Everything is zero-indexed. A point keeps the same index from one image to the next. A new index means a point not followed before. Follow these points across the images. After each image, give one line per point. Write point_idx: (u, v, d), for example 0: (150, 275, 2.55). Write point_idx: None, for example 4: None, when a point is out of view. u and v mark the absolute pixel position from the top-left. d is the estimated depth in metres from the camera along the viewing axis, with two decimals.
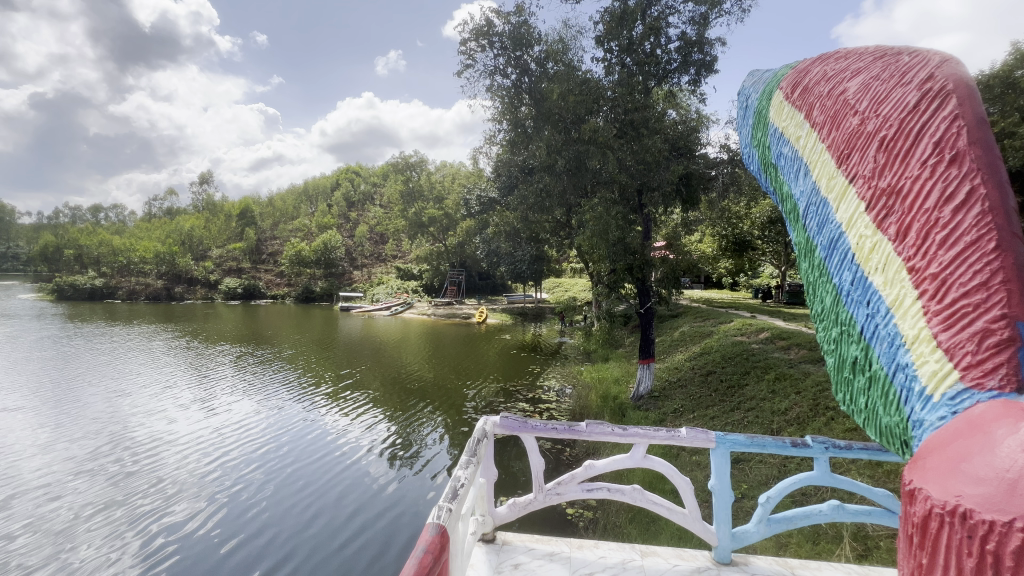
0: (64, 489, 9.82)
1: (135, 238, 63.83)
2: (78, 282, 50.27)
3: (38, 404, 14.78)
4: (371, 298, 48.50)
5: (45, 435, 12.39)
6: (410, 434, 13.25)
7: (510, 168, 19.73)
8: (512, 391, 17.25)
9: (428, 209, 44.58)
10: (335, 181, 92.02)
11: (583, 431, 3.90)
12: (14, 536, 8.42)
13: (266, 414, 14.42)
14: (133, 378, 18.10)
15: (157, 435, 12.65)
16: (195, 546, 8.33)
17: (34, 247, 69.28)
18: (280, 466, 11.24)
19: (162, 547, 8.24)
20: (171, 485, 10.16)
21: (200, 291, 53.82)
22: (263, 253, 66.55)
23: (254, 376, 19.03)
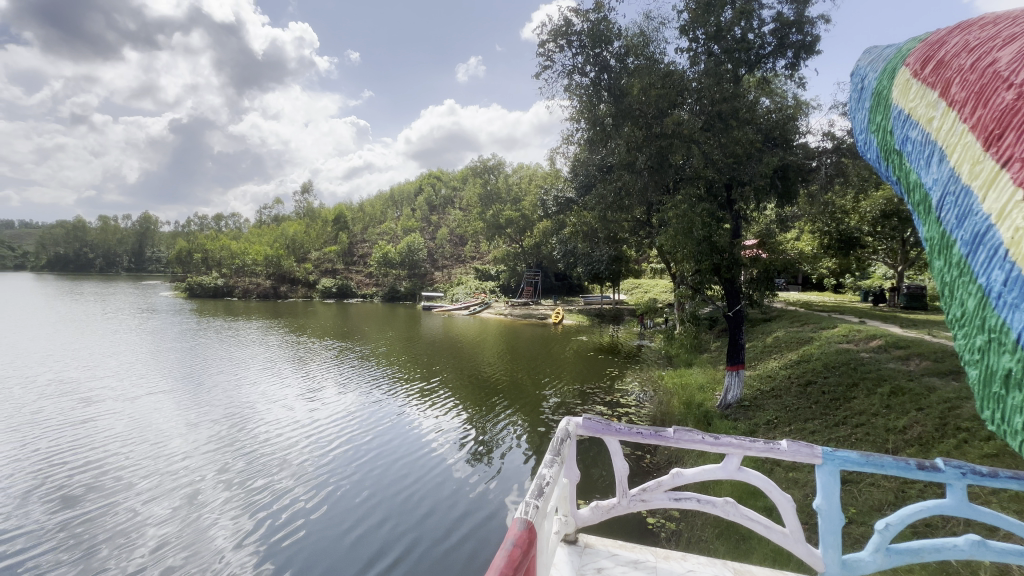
0: (197, 463, 11.34)
1: (249, 242, 71.91)
2: (204, 281, 57.64)
3: (179, 388, 17.23)
4: (451, 298, 50.46)
5: (184, 415, 14.43)
6: (489, 432, 13.65)
7: (587, 168, 19.50)
8: (589, 394, 16.96)
9: (505, 211, 45.41)
10: (418, 186, 96.85)
11: (671, 436, 3.72)
12: (158, 500, 9.84)
13: (359, 407, 15.60)
14: (249, 368, 20.40)
15: (270, 421, 14.14)
16: (298, 523, 9.19)
17: (172, 252, 80.68)
18: (373, 457, 12.03)
19: (280, 522, 9.16)
20: (284, 467, 11.30)
21: (301, 291, 59.29)
22: (355, 255, 71.83)
23: (348, 370, 20.57)
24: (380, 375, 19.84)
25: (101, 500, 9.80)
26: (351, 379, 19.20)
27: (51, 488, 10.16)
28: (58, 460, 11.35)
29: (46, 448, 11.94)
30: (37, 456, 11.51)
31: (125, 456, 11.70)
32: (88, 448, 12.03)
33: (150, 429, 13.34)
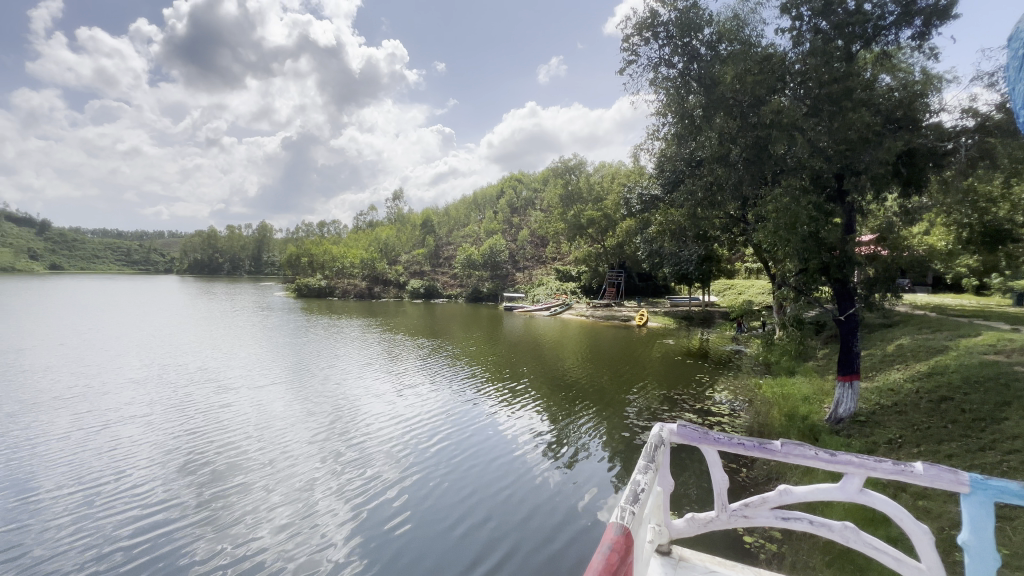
0: (303, 449, 12.48)
1: (348, 247, 78.32)
2: (310, 283, 63.77)
3: (290, 380, 19.16)
4: (532, 299, 50.92)
5: (293, 405, 16.01)
6: (570, 435, 13.52)
7: (675, 164, 18.68)
8: (677, 400, 16.19)
9: (587, 211, 44.82)
10: (500, 189, 98.88)
11: (778, 450, 3.47)
12: (271, 477, 10.98)
13: (444, 406, 16.21)
14: (347, 364, 22.11)
15: (368, 414, 15.26)
16: (389, 509, 9.76)
17: (284, 256, 90.18)
18: (461, 454, 12.44)
19: (378, 509, 9.75)
20: (381, 458, 12.06)
21: (393, 291, 63.27)
22: (441, 257, 75.21)
23: (436, 369, 21.60)
24: (464, 375, 20.52)
25: (230, 474, 11.10)
26: (439, 377, 20.13)
27: (193, 461, 11.74)
28: (197, 438, 13.09)
29: (187, 427, 13.87)
30: (179, 433, 13.41)
31: (247, 438, 13.24)
32: (221, 429, 13.77)
33: (269, 416, 14.97)
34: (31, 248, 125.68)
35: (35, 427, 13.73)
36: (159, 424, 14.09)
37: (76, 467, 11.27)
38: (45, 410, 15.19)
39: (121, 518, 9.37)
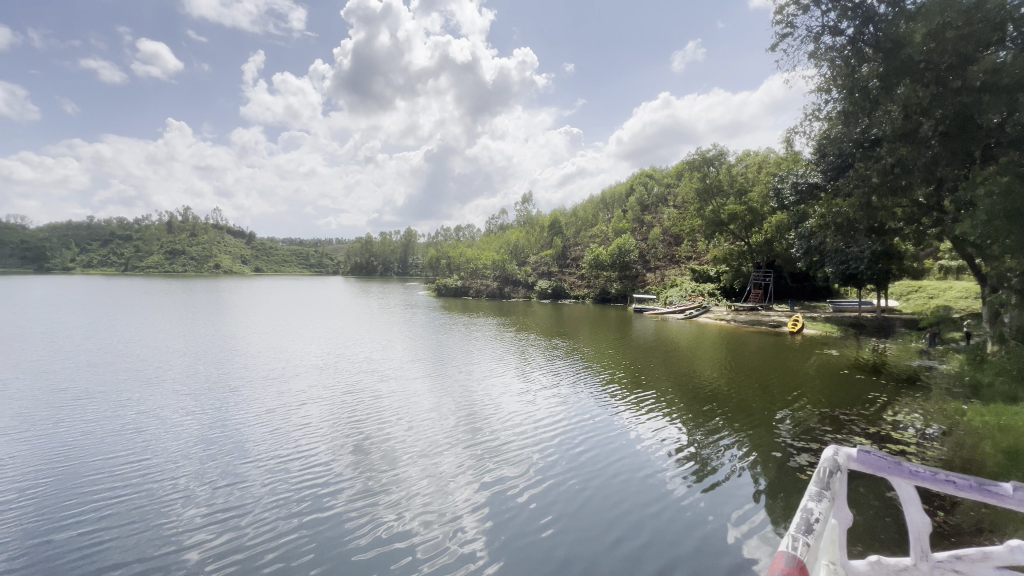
0: (440, 442, 13.45)
1: (481, 249, 83.29)
2: (449, 284, 69.43)
3: (430, 376, 20.94)
4: (665, 301, 48.33)
5: (433, 400, 17.41)
6: (710, 452, 12.47)
7: (842, 146, 16.08)
8: (842, 420, 13.98)
9: (727, 205, 41.10)
10: (630, 187, 95.74)
11: (1008, 497, 2.80)
12: (415, 464, 12.05)
13: (572, 411, 16.18)
14: (479, 364, 23.37)
15: (498, 413, 15.97)
16: (522, 508, 10.01)
17: (426, 259, 99.22)
18: (590, 461, 12.28)
19: (512, 506, 10.08)
20: (512, 457, 12.48)
21: (522, 291, 65.55)
22: (568, 258, 75.66)
23: (563, 371, 21.75)
24: (591, 379, 20.26)
25: (382, 457, 12.45)
26: (566, 380, 20.21)
27: (353, 442, 13.42)
28: (356, 423, 14.96)
29: (348, 413, 15.93)
30: (342, 418, 15.45)
31: (395, 426, 14.73)
32: (375, 417, 15.56)
33: (413, 407, 16.53)
34: (242, 255, 157.61)
35: (243, 402, 16.99)
36: (328, 407, 16.45)
37: (270, 438, 13.67)
38: (249, 388, 18.72)
39: (303, 483, 11.03)
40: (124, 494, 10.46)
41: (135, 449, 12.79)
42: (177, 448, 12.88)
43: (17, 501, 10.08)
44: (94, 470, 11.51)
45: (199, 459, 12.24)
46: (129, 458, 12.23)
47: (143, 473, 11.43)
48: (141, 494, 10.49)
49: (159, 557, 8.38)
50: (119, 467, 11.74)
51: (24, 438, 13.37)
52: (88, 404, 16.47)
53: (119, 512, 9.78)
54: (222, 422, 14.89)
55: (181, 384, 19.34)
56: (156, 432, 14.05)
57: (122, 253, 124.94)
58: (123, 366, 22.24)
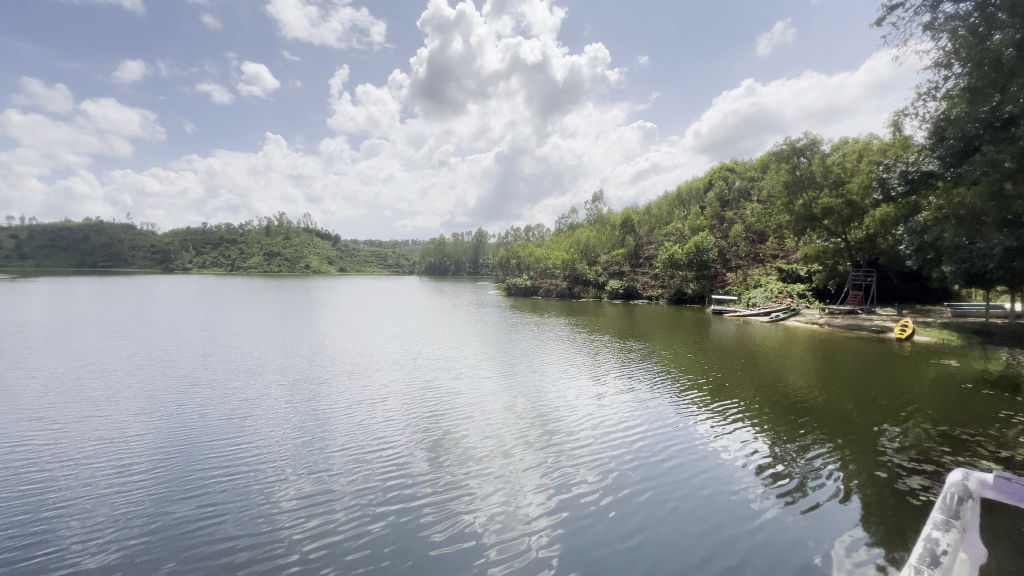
0: (510, 442, 13.64)
1: (551, 249, 83.17)
2: (519, 284, 70.64)
3: (500, 375, 21.31)
4: (747, 303, 45.28)
5: (503, 400, 17.69)
6: (801, 470, 11.48)
7: (967, 126, 13.39)
8: (964, 441, 12.27)
9: (821, 198, 37.63)
10: (709, 182, 90.75)
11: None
12: (486, 463, 12.29)
13: (645, 417, 15.64)
14: (549, 365, 23.36)
15: (570, 416, 15.83)
16: (596, 515, 9.82)
17: (497, 259, 100.84)
18: (666, 472, 11.78)
19: (585, 511, 9.93)
20: (584, 462, 12.29)
21: (592, 292, 64.58)
22: (641, 257, 73.28)
23: (636, 375, 21.14)
24: (665, 384, 19.52)
25: (456, 455, 12.80)
26: (639, 385, 19.59)
27: (428, 438, 13.93)
28: (430, 419, 15.56)
29: (423, 409, 16.62)
30: (418, 413, 16.16)
31: (466, 424, 15.11)
32: (449, 414, 16.08)
33: (484, 407, 16.86)
34: (329, 256, 170.06)
35: (330, 395, 18.36)
36: (405, 403, 17.24)
37: (353, 430, 14.63)
38: (335, 382, 20.14)
39: (382, 476, 11.60)
40: (233, 474, 11.61)
41: (241, 434, 14.20)
42: (274, 435, 14.17)
43: (150, 474, 11.56)
44: (209, 450, 12.98)
45: (293, 445, 13.40)
46: (235, 442, 13.59)
47: (247, 457, 12.63)
48: (246, 475, 11.58)
49: (260, 534, 9.16)
50: (229, 448, 13.18)
51: (153, 420, 15.34)
52: (202, 391, 18.61)
53: (230, 489, 10.96)
54: (312, 413, 16.12)
55: (277, 375, 21.29)
56: (257, 420, 15.50)
57: (229, 256, 140.16)
58: (230, 358, 24.90)
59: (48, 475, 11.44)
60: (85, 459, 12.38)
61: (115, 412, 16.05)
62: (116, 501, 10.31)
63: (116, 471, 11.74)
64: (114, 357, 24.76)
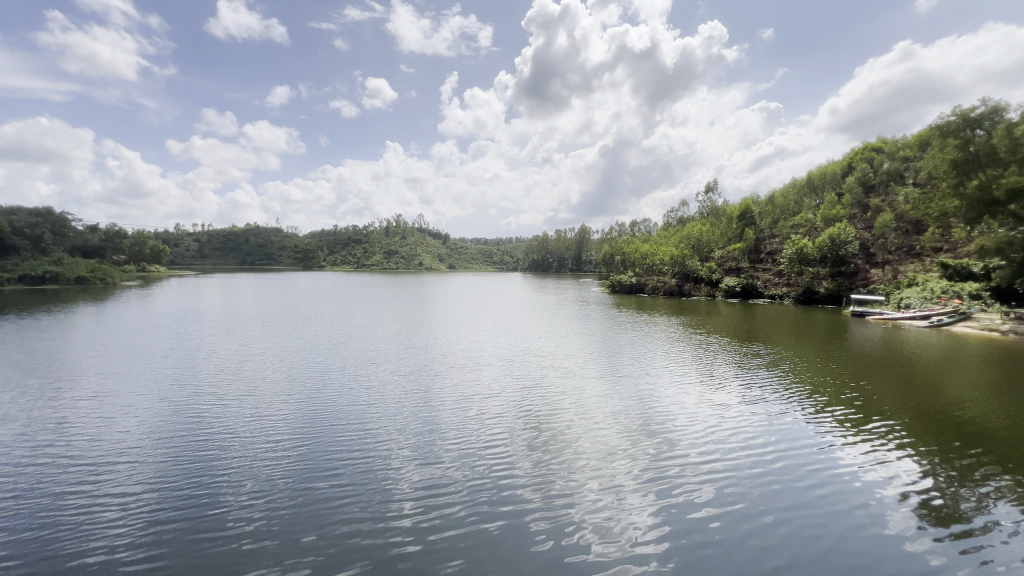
0: (617, 447, 13.29)
1: (658, 245, 79.50)
2: (624, 281, 68.83)
3: (604, 376, 20.93)
4: (898, 304, 38.88)
5: (608, 402, 17.30)
6: (978, 512, 9.58)
7: None
8: None
9: (1005, 177, 30.83)
10: (848, 165, 79.43)
11: None
12: (593, 466, 12.13)
13: (770, 433, 14.20)
14: (657, 368, 22.32)
15: (681, 426, 14.91)
16: (715, 533, 9.20)
17: (601, 256, 99.07)
18: (795, 498, 10.57)
19: (703, 529, 9.31)
20: (697, 478, 11.45)
21: (704, 290, 60.48)
22: (762, 252, 66.77)
23: (757, 384, 19.26)
24: (792, 396, 17.55)
25: (560, 456, 12.73)
26: (759, 396, 17.84)
27: (533, 438, 14.07)
28: (534, 418, 15.79)
29: (527, 407, 16.92)
30: (522, 411, 16.49)
31: (571, 426, 15.05)
32: (552, 413, 16.17)
33: (590, 409, 16.59)
34: (441, 254, 181.32)
35: (440, 387, 19.54)
36: (510, 400, 17.67)
37: (462, 423, 15.39)
38: (446, 376, 21.37)
39: (489, 470, 12.02)
40: (358, 457, 12.88)
41: (364, 421, 15.71)
42: (393, 423, 15.46)
43: (296, 450, 13.34)
44: (341, 433, 14.60)
45: (410, 434, 14.49)
46: (361, 427, 15.09)
47: (369, 443, 13.88)
48: (369, 459, 12.76)
49: (380, 516, 9.95)
50: (357, 432, 14.69)
51: (295, 402, 17.62)
52: (334, 378, 20.97)
53: (359, 468, 12.22)
54: (425, 405, 17.25)
55: (395, 366, 23.27)
56: (379, 408, 17.01)
57: (356, 255, 156.44)
58: (356, 349, 27.71)
59: (218, 445, 13.68)
60: (245, 433, 14.60)
61: (267, 393, 18.78)
62: (266, 472, 11.95)
63: (266, 446, 13.65)
64: (268, 344, 29.11)
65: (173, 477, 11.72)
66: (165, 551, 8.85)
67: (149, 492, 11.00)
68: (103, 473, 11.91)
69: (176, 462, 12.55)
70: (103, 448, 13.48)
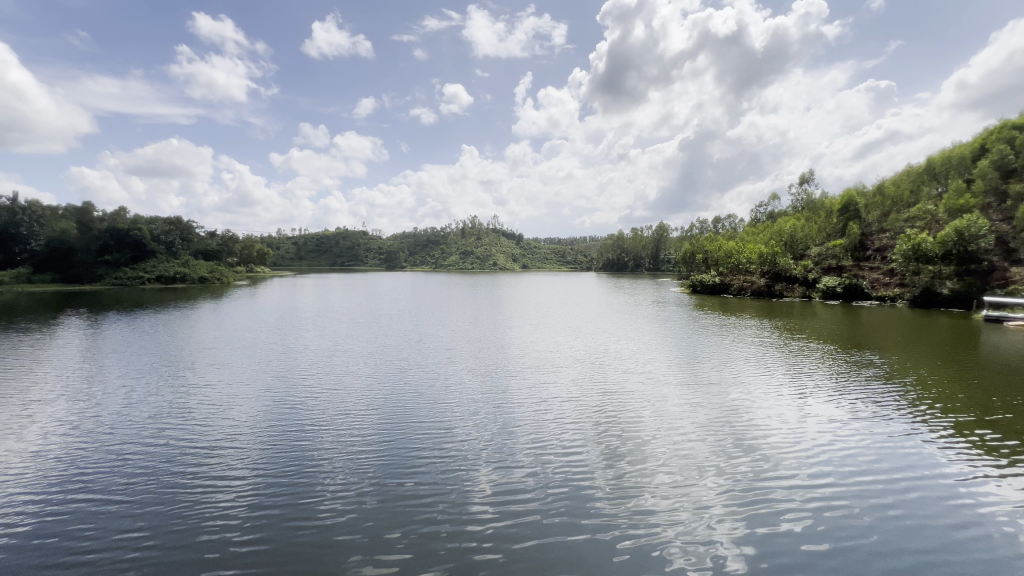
0: (701, 461, 12.70)
1: (745, 242, 74.52)
2: (706, 280, 65.40)
3: (683, 383, 20.05)
4: None
5: (689, 412, 16.56)
6: None
7: None
8: None
9: None
10: (981, 146, 68.79)
11: None
12: (674, 480, 11.69)
13: (879, 457, 12.78)
14: (743, 376, 20.93)
15: (772, 443, 13.78)
16: (813, 563, 8.50)
17: (680, 254, 94.65)
18: (913, 533, 9.43)
19: (800, 558, 8.63)
20: (788, 502, 10.54)
21: (799, 291, 55.72)
22: (869, 248, 60.02)
23: (864, 400, 17.32)
24: (906, 415, 15.65)
25: (636, 469, 12.33)
26: (865, 412, 16.13)
27: (609, 446, 13.76)
28: (609, 425, 15.52)
29: (602, 413, 16.67)
30: (597, 417, 16.28)
31: (649, 435, 14.62)
32: (628, 421, 15.79)
33: (669, 419, 15.89)
34: (514, 254, 183.73)
35: (515, 389, 19.86)
36: (584, 404, 17.48)
37: (537, 426, 15.53)
38: (520, 377, 21.63)
39: (566, 476, 12.03)
40: (440, 455, 13.50)
41: (443, 419, 16.40)
42: (471, 423, 15.97)
43: (383, 444, 14.26)
44: (423, 430, 15.38)
45: (488, 435, 14.89)
46: (441, 426, 15.77)
47: (449, 441, 14.47)
48: (450, 457, 13.35)
49: (457, 516, 10.27)
50: (438, 430, 15.37)
51: (379, 397, 18.77)
52: (414, 376, 22.06)
53: (441, 465, 12.79)
54: (500, 406, 17.57)
55: (470, 366, 23.99)
56: (455, 407, 17.65)
57: (435, 256, 163.23)
58: (435, 347, 28.96)
59: (315, 436, 14.99)
60: (335, 426, 15.84)
61: (355, 387, 20.26)
62: (356, 465, 12.85)
63: (353, 439, 14.72)
64: (356, 340, 31.36)
65: (280, 463, 13.07)
66: (276, 529, 9.93)
67: (255, 476, 12.29)
68: (224, 456, 13.55)
69: (277, 451, 13.93)
70: (218, 433, 15.30)
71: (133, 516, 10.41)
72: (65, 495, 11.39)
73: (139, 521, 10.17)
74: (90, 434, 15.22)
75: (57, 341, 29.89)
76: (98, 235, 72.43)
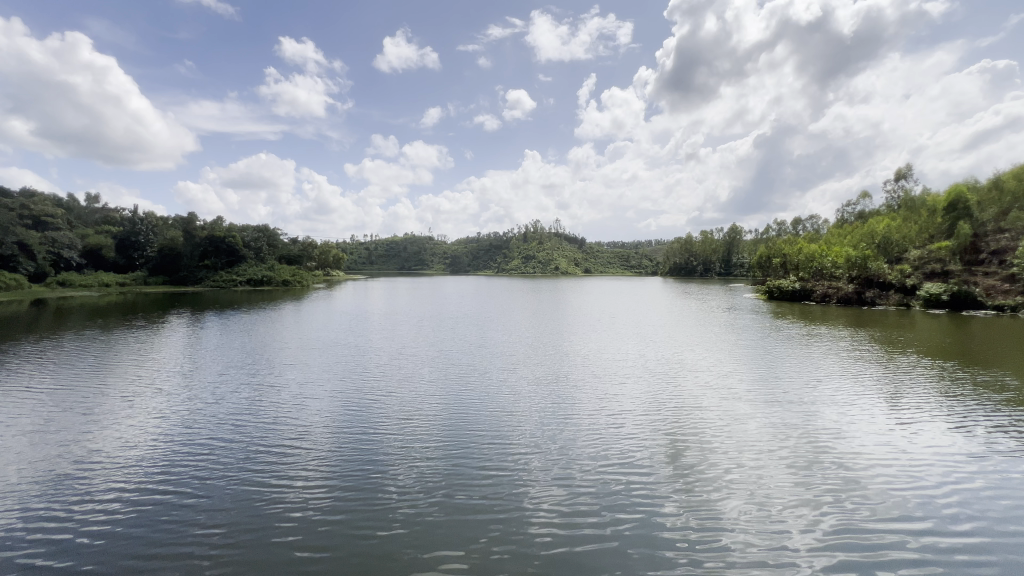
0: (778, 492, 11.95)
1: (830, 245, 68.88)
2: (784, 286, 61.46)
3: (757, 400, 18.96)
4: None
5: (764, 434, 15.67)
6: None
7: None
8: None
9: None
10: None
11: None
12: (748, 511, 11.12)
13: (993, 501, 11.34)
14: (826, 394, 19.42)
15: (865, 477, 12.59)
16: None
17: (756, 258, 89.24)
18: None
19: None
20: (881, 549, 9.61)
21: (894, 297, 50.48)
22: (982, 251, 53.11)
23: (979, 430, 15.35)
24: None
25: (707, 494, 11.86)
26: (975, 445, 14.37)
27: (680, 469, 13.28)
28: (676, 443, 15.00)
29: (668, 429, 16.14)
30: (664, 434, 15.77)
31: (720, 458, 13.96)
32: (696, 441, 15.17)
33: (743, 442, 15.01)
34: (577, 258, 182.32)
35: (577, 399, 19.77)
36: (648, 420, 17.02)
37: (600, 441, 15.35)
38: (585, 386, 21.42)
39: (631, 498, 11.80)
40: (503, 466, 13.78)
41: (506, 429, 16.67)
42: (533, 434, 16.10)
43: (449, 452, 14.75)
44: (486, 440, 15.72)
45: (550, 448, 14.95)
46: (504, 436, 16.02)
47: (511, 452, 14.70)
48: (514, 469, 13.58)
49: (519, 535, 10.35)
50: (500, 440, 15.64)
51: (444, 404, 19.46)
52: (478, 382, 22.56)
53: (504, 478, 13.04)
54: (564, 418, 17.47)
55: (531, 373, 24.23)
56: (516, 416, 17.88)
57: (498, 261, 165.76)
58: (497, 353, 29.53)
59: (385, 440, 15.81)
60: (404, 431, 16.60)
61: (423, 391, 21.19)
62: (424, 473, 13.40)
63: (421, 446, 15.33)
64: (423, 344, 32.70)
65: (355, 466, 13.95)
66: (349, 532, 10.62)
67: (335, 478, 13.22)
68: (306, 456, 14.69)
69: (352, 453, 14.86)
70: (300, 432, 16.61)
71: (229, 510, 11.56)
72: (173, 486, 12.86)
73: (233, 516, 11.29)
74: (193, 427, 17.13)
75: (166, 338, 33.79)
76: (200, 242, 81.26)
